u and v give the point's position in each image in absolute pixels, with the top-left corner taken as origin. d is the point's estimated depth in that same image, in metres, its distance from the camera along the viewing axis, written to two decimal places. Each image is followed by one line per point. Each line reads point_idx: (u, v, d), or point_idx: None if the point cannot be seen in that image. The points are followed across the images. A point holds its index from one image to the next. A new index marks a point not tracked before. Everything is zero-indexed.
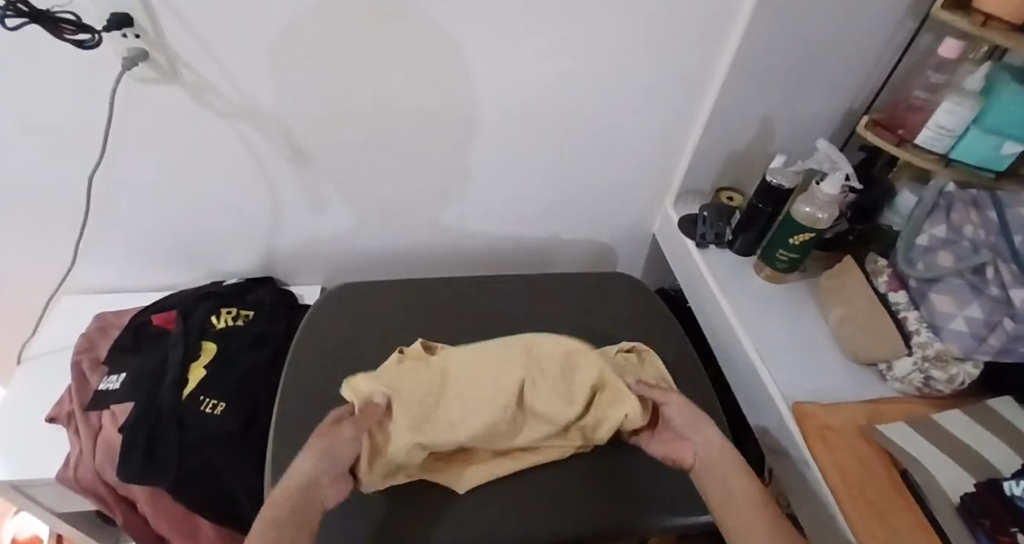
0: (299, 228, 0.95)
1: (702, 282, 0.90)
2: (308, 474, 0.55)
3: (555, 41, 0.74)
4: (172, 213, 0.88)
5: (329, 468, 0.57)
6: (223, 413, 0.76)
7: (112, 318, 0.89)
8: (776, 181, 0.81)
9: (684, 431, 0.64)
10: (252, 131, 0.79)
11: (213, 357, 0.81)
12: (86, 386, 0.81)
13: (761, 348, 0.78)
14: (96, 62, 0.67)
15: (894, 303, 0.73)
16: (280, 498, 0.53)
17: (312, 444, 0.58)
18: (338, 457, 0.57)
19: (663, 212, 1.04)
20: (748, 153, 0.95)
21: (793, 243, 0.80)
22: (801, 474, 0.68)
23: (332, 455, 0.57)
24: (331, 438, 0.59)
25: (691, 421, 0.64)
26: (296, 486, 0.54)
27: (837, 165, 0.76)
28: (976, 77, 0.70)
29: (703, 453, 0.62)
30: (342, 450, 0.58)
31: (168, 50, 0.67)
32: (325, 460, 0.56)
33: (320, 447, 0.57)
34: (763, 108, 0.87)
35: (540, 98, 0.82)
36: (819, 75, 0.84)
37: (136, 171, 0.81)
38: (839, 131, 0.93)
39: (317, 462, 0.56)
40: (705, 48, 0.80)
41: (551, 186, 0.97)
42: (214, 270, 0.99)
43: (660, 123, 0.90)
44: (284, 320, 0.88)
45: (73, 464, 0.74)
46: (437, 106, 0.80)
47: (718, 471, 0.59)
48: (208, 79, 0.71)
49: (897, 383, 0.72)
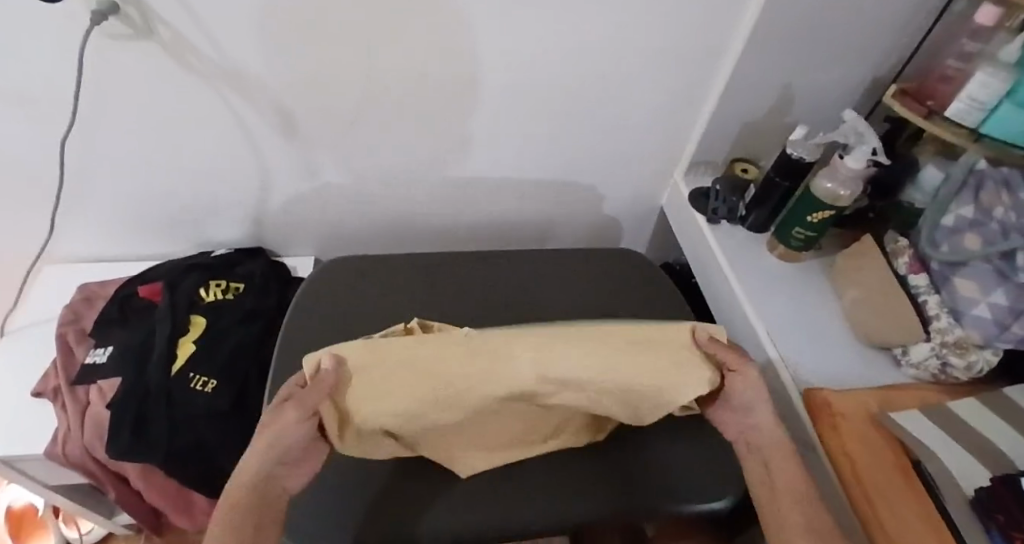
0: (290, 196, 0.91)
1: (711, 259, 0.86)
2: (264, 466, 0.46)
3: (563, 1, 0.68)
4: (155, 180, 0.83)
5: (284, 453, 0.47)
6: (213, 390, 0.73)
7: (97, 289, 0.86)
8: (796, 154, 0.76)
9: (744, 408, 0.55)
10: (237, 93, 0.74)
11: (202, 331, 0.78)
12: (72, 360, 0.78)
13: (772, 331, 0.75)
14: (63, 17, 0.61)
15: (914, 286, 0.70)
16: (238, 497, 0.44)
17: (261, 431, 0.47)
18: (293, 441, 0.46)
19: (672, 184, 0.99)
20: (765, 124, 0.90)
21: (811, 220, 0.76)
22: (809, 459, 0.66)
23: (284, 443, 0.46)
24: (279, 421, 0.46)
25: (756, 398, 0.54)
26: (251, 481, 0.45)
27: (863, 138, 0.71)
28: (1011, 48, 0.64)
29: (761, 440, 0.53)
30: (294, 433, 0.46)
31: (140, 4, 0.61)
32: (281, 449, 0.46)
33: (268, 439, 0.46)
34: (784, 75, 0.82)
35: (546, 61, 0.76)
36: (846, 40, 0.78)
37: (114, 135, 0.76)
38: (862, 101, 0.88)
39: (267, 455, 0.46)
40: (726, 8, 0.74)
41: (555, 155, 0.92)
42: (202, 239, 0.95)
43: (674, 91, 0.85)
44: (275, 293, 0.85)
45: (60, 440, 0.72)
46: (435, 70, 0.75)
47: (770, 460, 0.52)
48: (187, 36, 0.65)
49: (912, 370, 0.70)
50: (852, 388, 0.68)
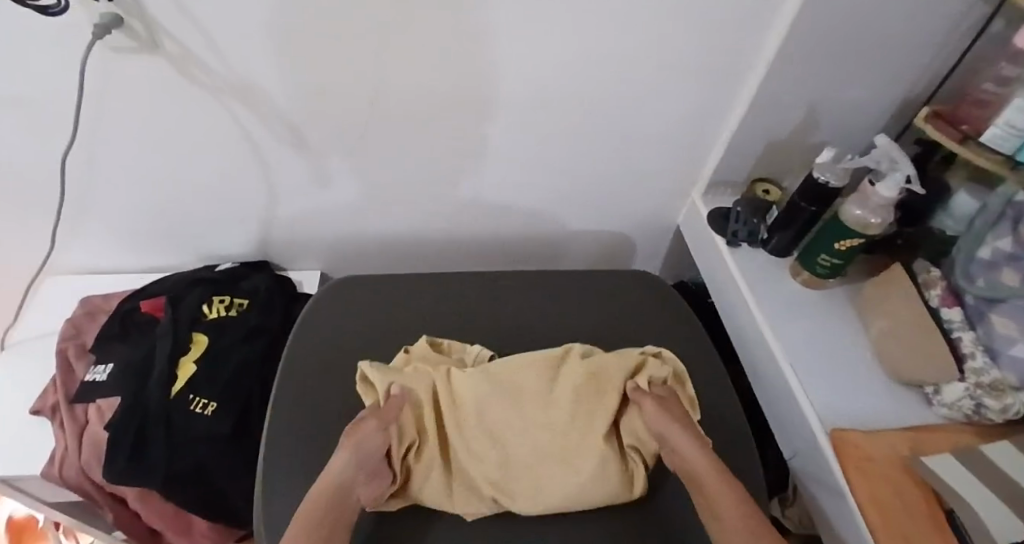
0: (297, 210, 0.89)
1: (731, 284, 0.83)
2: (345, 474, 0.58)
3: (584, 18, 0.65)
4: (159, 192, 0.81)
5: (360, 466, 0.58)
6: (213, 413, 0.71)
7: (100, 303, 0.84)
8: (823, 178, 0.73)
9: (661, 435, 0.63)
10: (244, 108, 0.71)
11: (203, 351, 0.76)
12: (71, 377, 0.76)
13: (796, 364, 0.72)
14: (65, 30, 0.59)
15: (948, 320, 0.67)
16: (318, 499, 0.56)
17: (345, 442, 0.61)
18: (370, 453, 0.59)
19: (690, 203, 0.96)
20: (789, 144, 0.86)
21: (837, 248, 0.73)
22: (836, 502, 0.63)
23: (364, 459, 0.59)
24: (359, 432, 0.61)
25: (666, 425, 0.63)
26: (332, 486, 0.57)
27: (897, 165, 0.67)
28: None
29: (685, 462, 0.61)
30: (371, 442, 0.60)
31: (144, 17, 0.59)
32: (359, 462, 0.58)
33: (351, 447, 0.59)
34: (811, 95, 0.78)
35: (562, 78, 0.74)
36: (878, 60, 0.74)
37: (118, 147, 0.74)
38: (891, 122, 0.84)
39: (349, 459, 0.59)
40: (754, 26, 0.70)
41: (569, 171, 0.90)
42: (208, 251, 0.93)
43: (694, 109, 0.82)
44: (280, 309, 0.82)
45: (58, 461, 0.70)
46: (448, 85, 0.72)
47: (700, 476, 0.59)
48: (192, 49, 0.63)
49: (944, 409, 0.66)
50: (877, 429, 0.65)
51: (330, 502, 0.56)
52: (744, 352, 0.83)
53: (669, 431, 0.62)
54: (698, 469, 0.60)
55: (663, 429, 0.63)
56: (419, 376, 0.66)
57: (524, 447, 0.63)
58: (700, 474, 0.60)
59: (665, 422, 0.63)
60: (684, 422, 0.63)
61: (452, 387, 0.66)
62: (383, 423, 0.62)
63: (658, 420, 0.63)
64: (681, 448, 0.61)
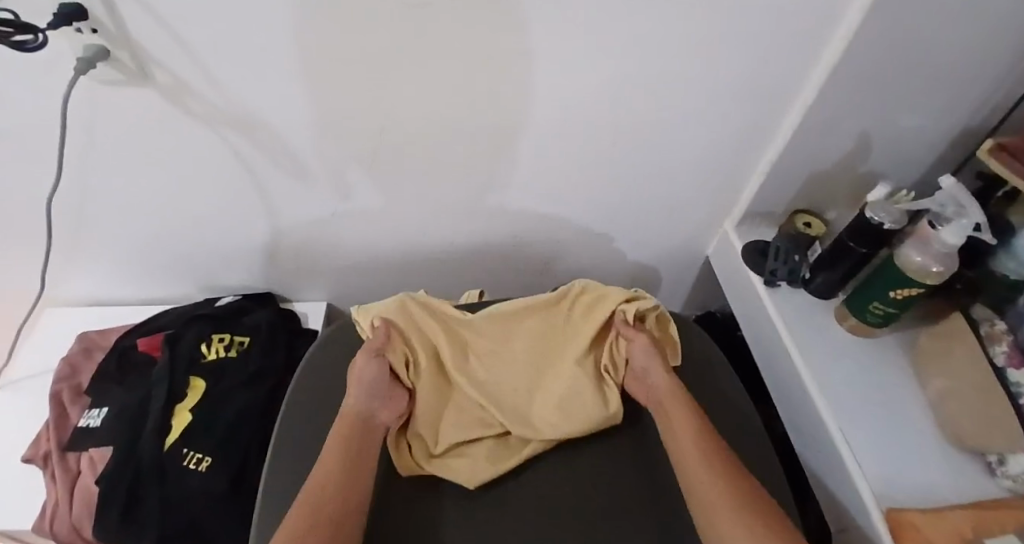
0: (305, 242, 0.84)
1: (769, 327, 0.77)
2: (359, 406, 0.63)
3: (612, 43, 0.59)
4: (157, 224, 0.77)
5: (367, 395, 0.65)
6: (207, 470, 0.66)
7: (96, 338, 0.80)
8: (876, 219, 0.66)
9: (642, 370, 0.69)
10: (243, 141, 0.67)
11: (199, 398, 0.71)
12: (65, 421, 0.73)
13: (843, 424, 0.66)
14: (46, 64, 0.54)
15: (1015, 384, 0.60)
16: (342, 432, 0.61)
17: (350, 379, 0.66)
18: (373, 384, 0.65)
19: (722, 234, 0.90)
20: (833, 176, 0.80)
21: (893, 296, 0.67)
22: None
23: (373, 389, 0.65)
24: (359, 366, 0.67)
25: (649, 365, 0.68)
26: (350, 416, 0.63)
27: (963, 211, 0.60)
28: None
29: (657, 393, 0.66)
30: (370, 372, 0.66)
31: (132, 46, 0.53)
32: (371, 391, 0.65)
33: (356, 380, 0.66)
34: (862, 125, 0.71)
35: (588, 107, 0.68)
36: (939, 89, 0.67)
37: (111, 182, 0.70)
38: (948, 153, 0.77)
39: (357, 389, 0.65)
40: (801, 52, 0.64)
41: (592, 199, 0.84)
42: (213, 283, 0.89)
43: (729, 138, 0.76)
44: (283, 349, 0.77)
45: (47, 515, 0.66)
46: (464, 110, 0.66)
47: (665, 406, 0.64)
48: (186, 81, 0.58)
49: (1009, 481, 0.60)
50: (938, 508, 0.59)
51: (357, 428, 0.62)
52: (783, 401, 0.77)
53: (648, 364, 0.68)
54: (664, 397, 0.65)
55: (647, 362, 0.69)
56: (405, 314, 0.72)
57: (510, 376, 0.70)
58: (667, 400, 0.65)
59: (650, 356, 0.69)
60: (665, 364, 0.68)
61: (437, 317, 0.72)
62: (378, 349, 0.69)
63: (638, 354, 0.69)
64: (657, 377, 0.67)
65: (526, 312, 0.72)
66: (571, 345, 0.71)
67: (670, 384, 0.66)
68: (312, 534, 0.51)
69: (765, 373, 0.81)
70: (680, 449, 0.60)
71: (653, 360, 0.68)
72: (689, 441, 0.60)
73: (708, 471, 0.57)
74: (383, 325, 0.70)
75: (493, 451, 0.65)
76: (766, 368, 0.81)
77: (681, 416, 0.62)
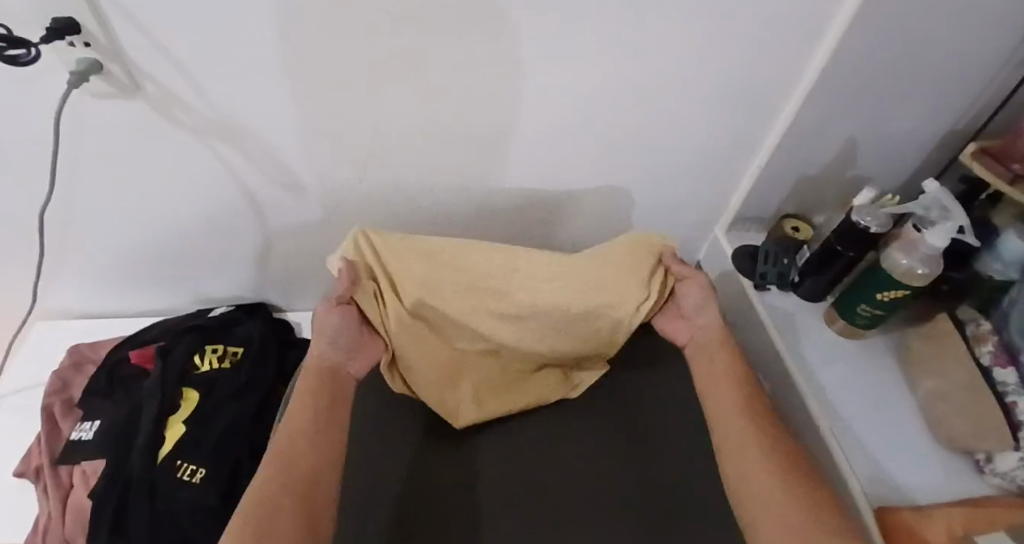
0: (297, 251, 0.84)
1: (761, 331, 0.77)
2: (321, 362, 0.63)
3: (603, 52, 0.61)
4: (149, 236, 0.77)
5: (333, 344, 0.64)
6: (200, 482, 0.66)
7: (87, 351, 0.80)
8: (863, 223, 0.67)
9: (689, 312, 0.73)
10: (234, 151, 0.67)
11: (192, 410, 0.71)
12: (56, 435, 0.72)
13: (835, 425, 0.67)
14: (39, 78, 0.54)
15: (1002, 384, 0.62)
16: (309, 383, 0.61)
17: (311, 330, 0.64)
18: (344, 335, 0.65)
19: (712, 238, 0.91)
20: (819, 181, 0.81)
21: (881, 298, 0.67)
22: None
23: (336, 338, 0.64)
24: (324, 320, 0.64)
25: (699, 305, 0.72)
26: (315, 375, 0.62)
27: (947, 213, 0.61)
28: None
29: (702, 337, 0.72)
30: (331, 321, 0.64)
31: (124, 59, 0.54)
32: (335, 343, 0.64)
33: (319, 330, 0.64)
34: (846, 130, 0.73)
35: (578, 114, 0.69)
36: (920, 95, 0.69)
37: (102, 194, 0.69)
38: (931, 157, 0.79)
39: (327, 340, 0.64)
40: (785, 59, 0.65)
41: (582, 206, 0.85)
42: (204, 295, 0.88)
43: (717, 145, 0.77)
44: (275, 360, 0.77)
45: (38, 530, 0.65)
46: (451, 118, 0.67)
47: (710, 351, 0.70)
48: (177, 93, 0.58)
49: (996, 479, 0.61)
50: (928, 507, 0.59)
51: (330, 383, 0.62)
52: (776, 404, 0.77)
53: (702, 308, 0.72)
54: (709, 342, 0.70)
55: (693, 308, 0.73)
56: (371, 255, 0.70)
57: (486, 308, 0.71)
58: (709, 346, 0.70)
59: (699, 304, 0.72)
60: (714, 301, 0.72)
61: (411, 252, 0.71)
62: (344, 293, 0.66)
63: (696, 305, 0.72)
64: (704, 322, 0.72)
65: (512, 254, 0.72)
66: (592, 292, 0.72)
67: (716, 335, 0.70)
68: (289, 484, 0.51)
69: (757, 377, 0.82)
70: (716, 400, 0.66)
71: (707, 305, 0.72)
72: (728, 390, 0.65)
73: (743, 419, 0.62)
74: (353, 263, 0.69)
75: (479, 393, 0.71)
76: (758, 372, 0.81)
77: (723, 365, 0.67)
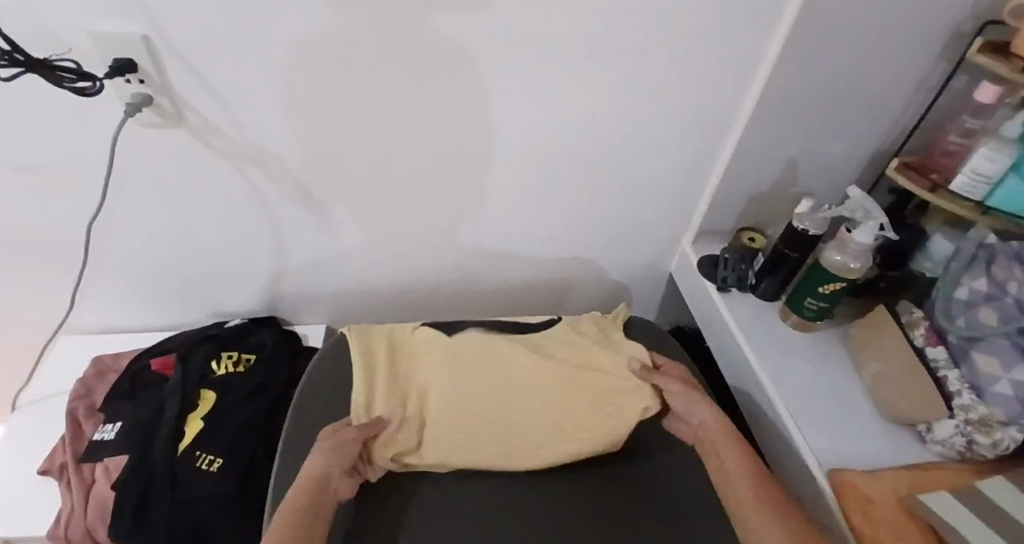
0: (304, 268, 0.93)
1: (724, 328, 0.86)
2: (322, 470, 0.61)
3: (571, 85, 0.72)
4: (176, 253, 0.86)
5: (339, 465, 0.63)
6: (218, 470, 0.72)
7: (110, 362, 0.87)
8: (803, 227, 0.78)
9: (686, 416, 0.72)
10: (257, 174, 0.77)
11: (209, 408, 0.77)
12: (80, 436, 0.78)
13: (790, 402, 0.74)
14: (99, 110, 0.66)
15: (933, 360, 0.69)
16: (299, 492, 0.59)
17: (321, 446, 0.64)
18: (345, 455, 0.64)
19: (681, 251, 1.01)
20: (771, 196, 0.91)
21: (822, 291, 0.77)
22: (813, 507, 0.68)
23: (340, 457, 0.63)
24: (337, 438, 0.65)
25: (689, 403, 0.72)
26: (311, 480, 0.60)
27: (870, 215, 0.72)
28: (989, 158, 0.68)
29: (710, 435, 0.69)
30: (349, 447, 0.65)
31: (171, 94, 0.65)
32: (336, 460, 0.63)
33: (329, 448, 0.64)
34: (786, 151, 0.84)
35: (552, 141, 0.79)
36: (845, 120, 0.80)
37: (135, 213, 0.79)
38: (866, 174, 0.90)
39: (329, 457, 0.63)
40: (727, 91, 0.77)
41: (563, 225, 0.94)
42: (219, 309, 0.97)
43: (677, 168, 0.88)
44: (285, 366, 0.84)
45: (63, 521, 0.70)
46: (443, 145, 0.77)
47: (718, 450, 0.67)
48: (212, 122, 0.69)
49: (937, 447, 0.68)
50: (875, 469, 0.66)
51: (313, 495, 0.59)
52: (741, 393, 0.85)
53: (691, 405, 0.72)
54: (718, 440, 0.68)
55: (689, 407, 0.72)
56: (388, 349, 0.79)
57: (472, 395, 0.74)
58: (719, 442, 0.67)
59: (689, 403, 0.72)
60: (705, 400, 0.72)
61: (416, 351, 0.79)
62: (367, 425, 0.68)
63: (686, 404, 0.72)
64: (705, 419, 0.70)
65: (516, 359, 0.77)
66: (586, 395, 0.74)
67: (724, 431, 0.68)
68: None
69: (725, 372, 0.89)
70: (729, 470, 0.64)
71: (697, 405, 0.72)
72: (743, 466, 0.63)
73: (755, 494, 0.60)
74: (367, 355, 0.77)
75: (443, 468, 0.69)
76: (727, 368, 0.89)
77: (736, 461, 0.64)
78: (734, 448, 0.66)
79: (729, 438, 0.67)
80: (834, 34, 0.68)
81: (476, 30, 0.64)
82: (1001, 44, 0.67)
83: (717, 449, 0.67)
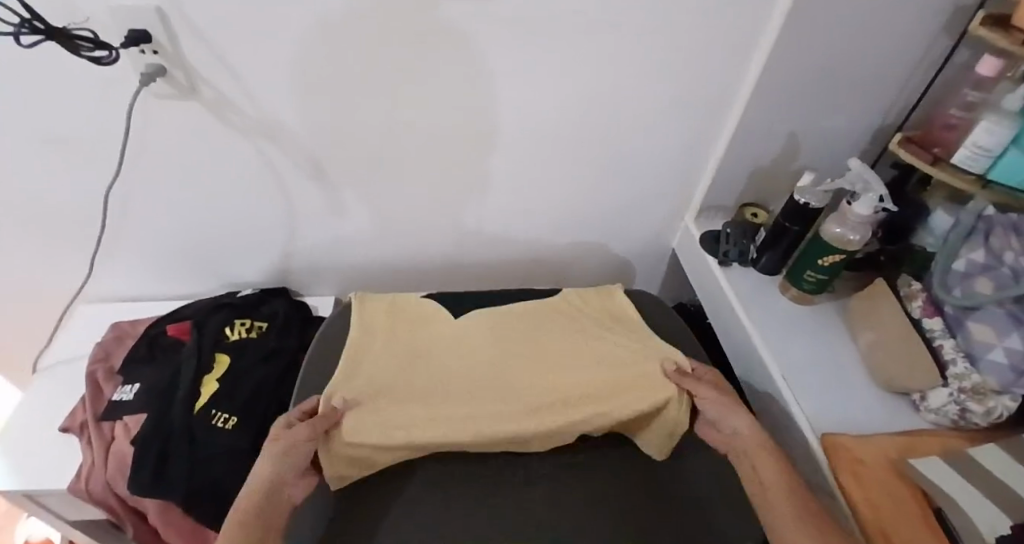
0: (313, 240, 0.95)
1: (724, 302, 0.87)
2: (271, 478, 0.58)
3: (572, 58, 0.73)
4: (190, 223, 0.88)
5: (289, 468, 0.60)
6: (233, 428, 0.75)
7: (128, 328, 0.90)
8: (803, 200, 0.79)
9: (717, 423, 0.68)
10: (269, 146, 0.79)
11: (224, 370, 0.80)
12: (99, 396, 0.81)
13: (787, 374, 0.75)
14: (117, 80, 0.68)
15: (929, 330, 0.70)
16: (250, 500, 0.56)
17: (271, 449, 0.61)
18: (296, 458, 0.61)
19: (684, 227, 1.02)
20: (773, 171, 0.92)
21: (821, 263, 0.78)
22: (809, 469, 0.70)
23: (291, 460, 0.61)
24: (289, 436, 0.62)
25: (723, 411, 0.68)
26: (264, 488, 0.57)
27: (870, 187, 0.73)
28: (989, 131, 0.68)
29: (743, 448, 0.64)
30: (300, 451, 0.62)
31: (184, 65, 0.67)
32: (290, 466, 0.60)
33: (281, 452, 0.60)
34: (789, 125, 0.84)
35: (555, 115, 0.80)
36: (848, 94, 0.80)
37: (150, 184, 0.82)
38: (869, 149, 0.90)
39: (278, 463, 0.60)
40: (729, 66, 0.77)
41: (567, 199, 0.95)
42: (231, 279, 0.99)
43: (681, 143, 0.88)
44: (296, 333, 0.88)
45: (84, 475, 0.74)
46: (449, 119, 0.78)
47: (750, 457, 0.62)
48: (224, 94, 0.71)
49: (931, 414, 0.69)
50: (866, 435, 0.67)
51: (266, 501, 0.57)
52: (739, 364, 0.87)
53: (729, 415, 0.67)
54: (751, 450, 0.63)
55: (720, 413, 0.68)
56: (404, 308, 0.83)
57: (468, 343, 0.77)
58: (752, 453, 0.63)
59: (722, 407, 0.68)
60: (739, 407, 0.67)
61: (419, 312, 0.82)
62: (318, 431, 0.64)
63: (727, 411, 0.67)
64: (740, 429, 0.65)
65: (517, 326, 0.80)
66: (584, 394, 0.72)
67: (759, 441, 0.63)
68: None
69: (724, 343, 0.91)
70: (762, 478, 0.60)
71: (734, 416, 0.67)
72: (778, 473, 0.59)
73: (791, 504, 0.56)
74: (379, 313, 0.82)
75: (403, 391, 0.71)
76: (726, 341, 0.90)
77: (770, 471, 0.60)
78: (767, 460, 0.61)
79: (759, 449, 0.62)
80: (837, 7, 0.68)
81: (480, 7, 0.65)
82: (1003, 17, 0.66)
83: (750, 458, 0.62)
